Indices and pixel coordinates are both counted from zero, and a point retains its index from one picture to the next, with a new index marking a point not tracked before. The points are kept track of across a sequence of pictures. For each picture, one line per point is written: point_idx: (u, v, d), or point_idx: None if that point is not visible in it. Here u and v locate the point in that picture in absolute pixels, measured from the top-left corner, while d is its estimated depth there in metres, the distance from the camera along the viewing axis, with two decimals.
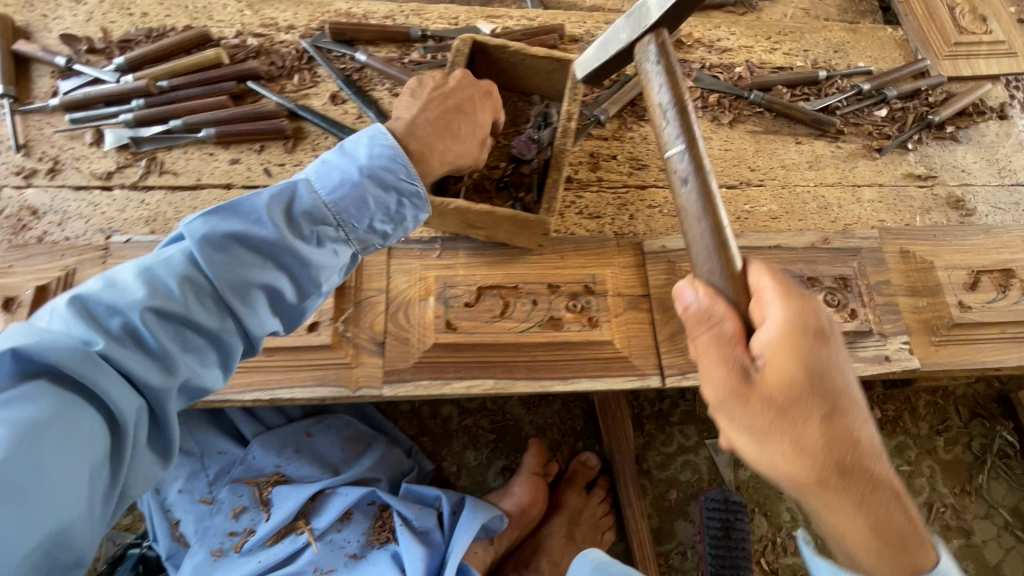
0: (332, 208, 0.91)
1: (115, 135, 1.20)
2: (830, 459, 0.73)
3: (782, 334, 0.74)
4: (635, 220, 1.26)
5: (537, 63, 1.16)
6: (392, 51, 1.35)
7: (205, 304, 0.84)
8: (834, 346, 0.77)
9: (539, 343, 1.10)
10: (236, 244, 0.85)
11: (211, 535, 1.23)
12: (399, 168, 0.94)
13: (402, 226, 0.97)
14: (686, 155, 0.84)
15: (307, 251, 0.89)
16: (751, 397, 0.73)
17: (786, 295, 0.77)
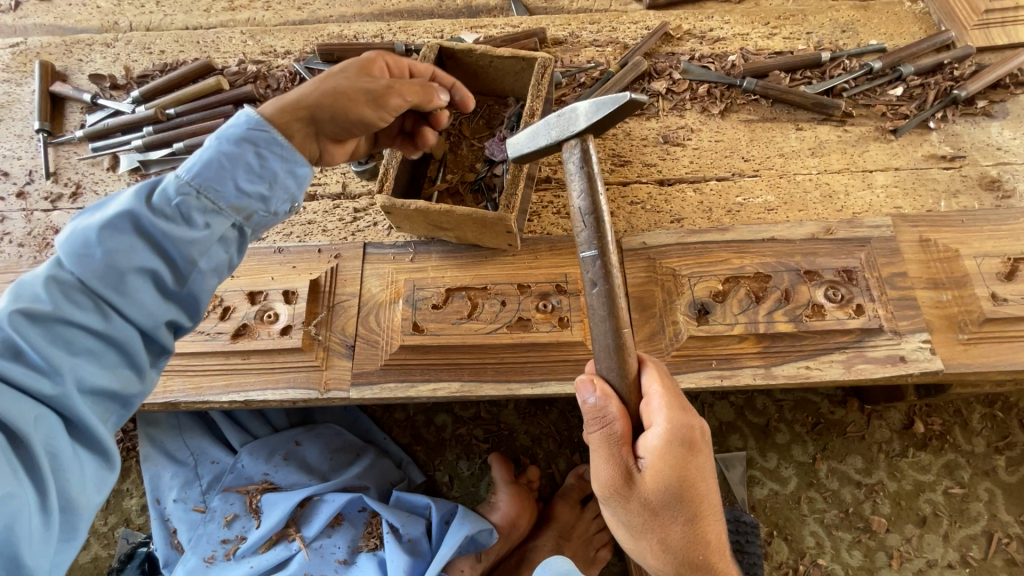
0: (193, 180, 0.82)
1: (128, 160, 1.32)
2: (685, 555, 0.93)
3: (661, 441, 0.88)
4: (615, 218, 1.21)
5: (504, 64, 1.16)
6: None
7: (78, 304, 0.78)
8: (705, 451, 0.93)
9: (506, 344, 1.07)
10: (115, 226, 0.79)
11: (206, 541, 1.28)
12: (275, 139, 0.87)
13: (283, 192, 0.88)
14: (597, 260, 0.88)
15: (180, 229, 0.81)
16: (631, 497, 0.90)
17: (671, 403, 0.91)
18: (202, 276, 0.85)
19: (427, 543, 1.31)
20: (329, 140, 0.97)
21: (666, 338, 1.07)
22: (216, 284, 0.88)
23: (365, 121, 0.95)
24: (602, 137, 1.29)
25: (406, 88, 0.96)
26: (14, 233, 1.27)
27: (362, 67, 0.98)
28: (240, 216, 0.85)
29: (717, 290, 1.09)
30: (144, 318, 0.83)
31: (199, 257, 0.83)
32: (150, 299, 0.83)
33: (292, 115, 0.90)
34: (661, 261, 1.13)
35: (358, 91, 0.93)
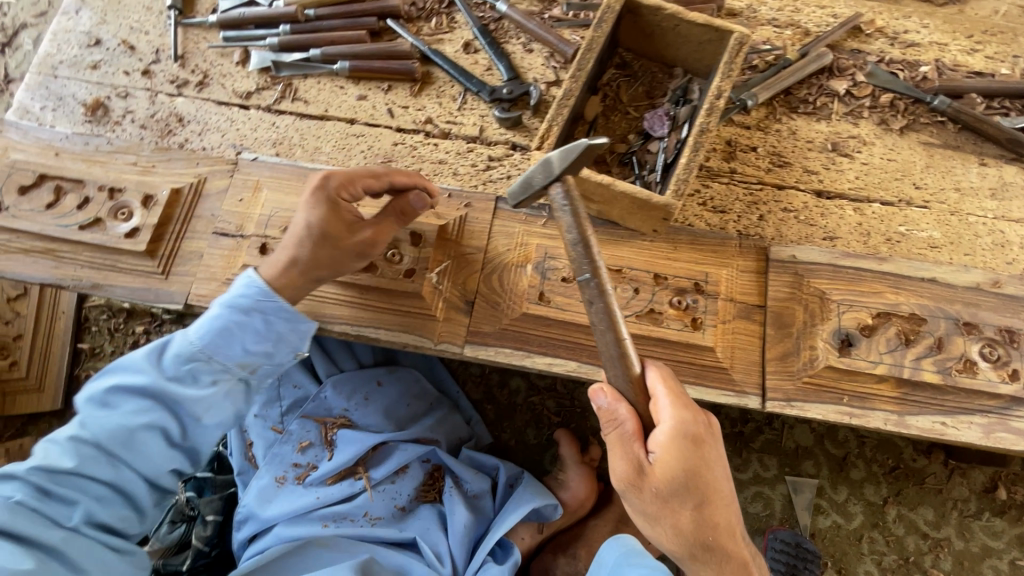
0: (203, 346, 0.92)
1: (259, 57, 1.24)
2: (699, 539, 0.89)
3: (669, 435, 0.87)
4: (764, 222, 1.13)
5: (692, 31, 1.06)
6: (533, 4, 1.29)
7: (91, 466, 0.89)
8: (714, 441, 0.91)
9: (633, 334, 1.03)
10: (126, 394, 0.91)
11: (280, 461, 1.30)
12: (279, 302, 0.95)
13: (290, 348, 0.97)
14: (591, 282, 0.88)
15: (180, 388, 0.91)
16: (644, 487, 0.88)
17: (677, 397, 0.89)
18: (212, 423, 0.95)
19: (489, 503, 1.35)
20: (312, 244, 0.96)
21: (801, 361, 1.01)
22: (237, 400, 0.97)
23: (343, 267, 0.99)
24: (764, 130, 1.19)
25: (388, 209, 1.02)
26: (136, 113, 1.22)
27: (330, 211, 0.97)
28: (245, 371, 0.95)
29: (866, 323, 1.02)
30: (163, 444, 0.92)
31: (204, 409, 0.93)
32: (160, 443, 0.92)
33: (282, 273, 0.96)
34: (810, 280, 1.06)
35: (358, 242, 0.98)
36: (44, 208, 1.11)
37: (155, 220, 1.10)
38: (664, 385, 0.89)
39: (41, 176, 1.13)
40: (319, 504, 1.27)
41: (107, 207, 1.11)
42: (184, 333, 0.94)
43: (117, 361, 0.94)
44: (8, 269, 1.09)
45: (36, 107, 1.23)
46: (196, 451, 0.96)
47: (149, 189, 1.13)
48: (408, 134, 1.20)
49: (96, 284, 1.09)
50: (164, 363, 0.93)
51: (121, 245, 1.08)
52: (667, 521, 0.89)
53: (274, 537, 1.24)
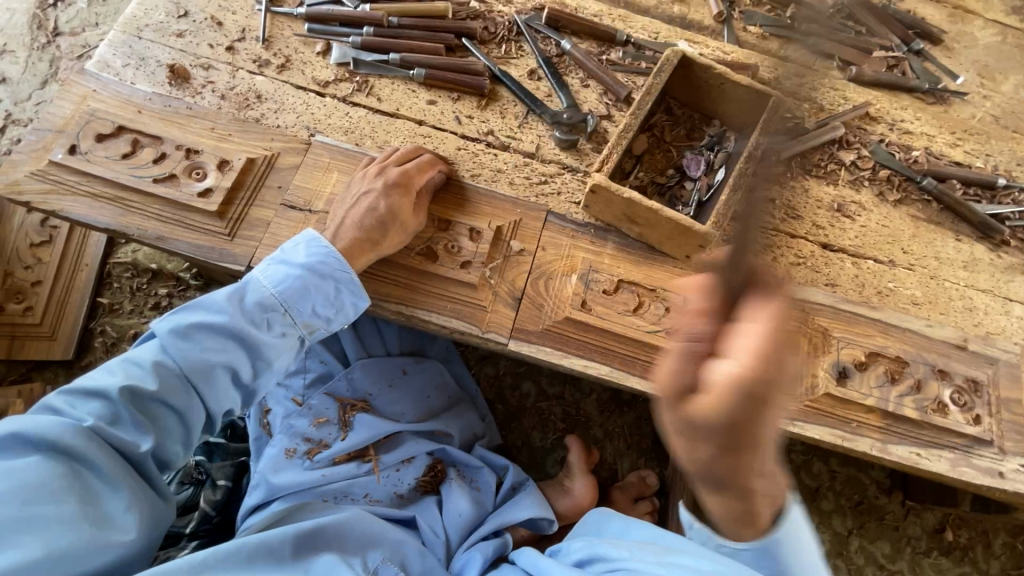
0: (279, 297, 1.04)
1: (341, 52, 1.34)
2: (716, 474, 0.78)
3: (726, 378, 0.72)
4: (777, 263, 1.28)
5: (734, 90, 1.22)
6: (592, 45, 1.44)
7: (168, 392, 0.96)
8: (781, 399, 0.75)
9: (661, 348, 1.15)
10: (208, 330, 0.98)
11: (293, 433, 1.34)
12: (352, 277, 1.07)
13: (347, 317, 1.09)
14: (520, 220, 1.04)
15: (256, 334, 1.01)
16: (683, 407, 0.77)
17: (763, 348, 0.74)
18: (270, 374, 1.06)
19: (490, 498, 1.41)
20: (389, 214, 1.11)
21: (803, 386, 1.16)
22: (293, 357, 1.09)
23: (401, 243, 1.14)
24: (782, 184, 1.36)
25: (441, 207, 1.21)
26: (217, 84, 1.29)
27: (404, 194, 1.14)
28: (306, 331, 1.07)
29: (859, 360, 1.18)
30: (228, 382, 1.02)
31: (270, 357, 1.04)
32: (225, 381, 1.01)
33: (359, 247, 1.09)
34: (814, 317, 1.22)
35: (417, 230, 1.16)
36: (120, 158, 1.16)
37: (229, 184, 1.16)
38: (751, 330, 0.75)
39: (120, 127, 1.19)
40: (325, 481, 1.31)
41: (183, 165, 1.17)
42: (259, 285, 1.03)
43: (196, 299, 1.00)
44: (75, 211, 1.13)
45: (117, 63, 1.28)
46: (251, 394, 1.07)
47: (225, 155, 1.20)
48: (471, 141, 1.32)
49: (163, 237, 1.13)
50: (244, 307, 1.02)
51: (193, 203, 1.14)
52: (685, 441, 0.78)
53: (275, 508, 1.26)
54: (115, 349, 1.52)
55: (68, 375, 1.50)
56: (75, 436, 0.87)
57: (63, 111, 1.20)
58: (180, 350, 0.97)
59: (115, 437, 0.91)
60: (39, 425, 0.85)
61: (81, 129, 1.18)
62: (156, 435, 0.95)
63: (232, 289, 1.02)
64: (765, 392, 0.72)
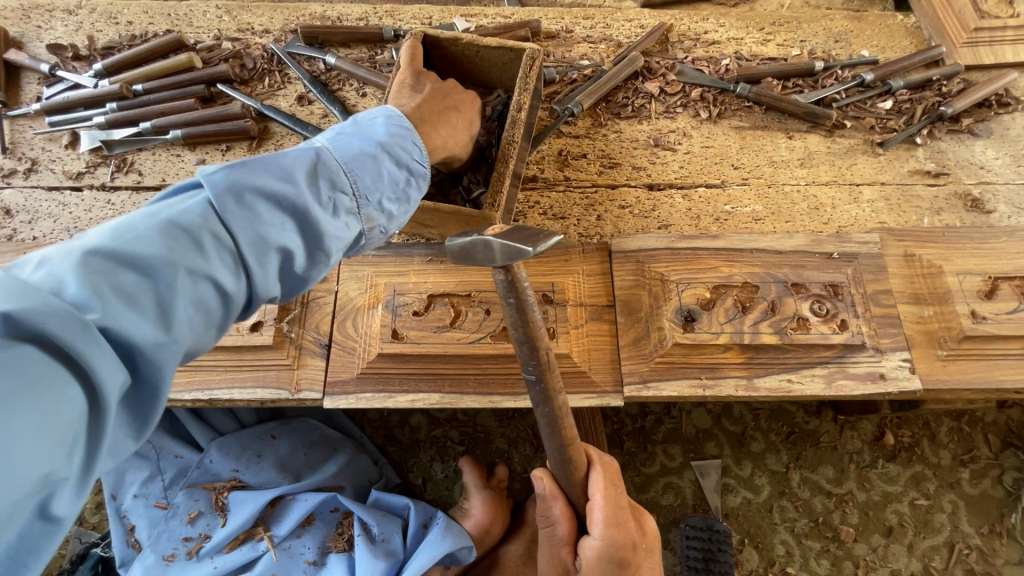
0: (256, 198, 0.72)
1: (89, 137, 1.23)
2: None
3: (594, 551, 1.00)
4: (602, 221, 1.19)
5: (492, 54, 1.12)
6: (362, 51, 1.34)
7: (134, 300, 0.61)
8: (642, 553, 1.06)
9: (490, 355, 1.04)
10: (168, 235, 0.65)
11: (167, 538, 1.23)
12: (331, 177, 0.80)
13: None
14: (535, 386, 0.80)
15: (244, 238, 0.70)
16: None
17: (610, 517, 1.00)
18: (269, 279, 0.74)
19: (403, 542, 1.30)
20: None
21: (651, 343, 1.06)
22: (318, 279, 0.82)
23: None
24: (592, 136, 1.26)
25: None
26: None
27: None
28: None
29: (704, 298, 1.08)
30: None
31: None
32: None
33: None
34: (651, 265, 1.12)
35: None
36: None
37: None
38: (604, 499, 0.99)
39: None
40: (215, 575, 1.20)
41: None
42: (247, 185, 0.71)
43: (123, 219, 0.65)
44: None
45: None
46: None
47: None
48: None
49: None
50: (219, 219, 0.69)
51: None
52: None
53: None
54: None
55: None
56: None
57: None
58: (125, 239, 0.62)
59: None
60: None
61: None
62: (117, 293, 0.60)
63: (223, 179, 0.71)
64: (626, 552, 1.01)
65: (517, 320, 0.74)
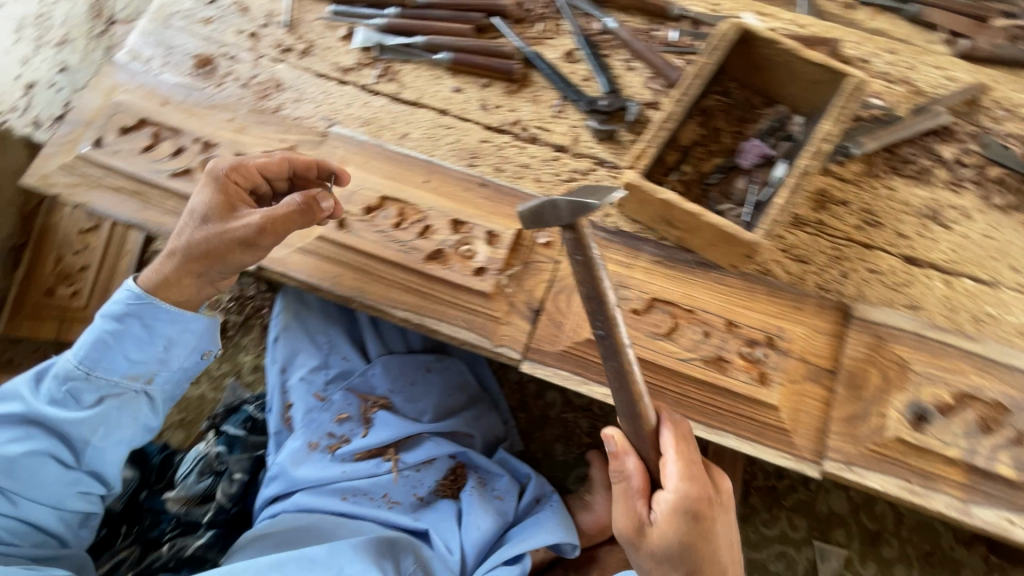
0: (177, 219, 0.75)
1: (365, 36, 1.27)
2: None
3: (669, 504, 0.91)
4: (846, 280, 1.10)
5: (804, 70, 1.03)
6: (640, 22, 1.29)
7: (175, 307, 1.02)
8: (720, 513, 0.94)
9: (697, 379, 1.00)
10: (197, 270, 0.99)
11: (316, 427, 1.33)
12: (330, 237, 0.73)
13: (178, 354, 1.06)
14: (605, 340, 0.86)
15: None
16: (641, 545, 0.94)
17: (687, 470, 0.91)
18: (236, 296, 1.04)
19: (512, 507, 1.35)
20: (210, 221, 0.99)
21: (867, 426, 0.98)
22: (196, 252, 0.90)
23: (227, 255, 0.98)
24: (859, 185, 1.16)
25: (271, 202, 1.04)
26: (238, 73, 1.25)
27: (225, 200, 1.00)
28: (139, 381, 1.05)
29: (944, 401, 0.98)
30: (57, 469, 1.04)
31: (89, 425, 1.04)
32: (56, 467, 1.04)
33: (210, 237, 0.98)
34: (889, 344, 1.03)
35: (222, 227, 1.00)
36: (141, 150, 1.15)
37: None
38: (676, 454, 0.91)
39: (143, 120, 1.17)
40: (343, 477, 1.29)
41: (198, 159, 1.14)
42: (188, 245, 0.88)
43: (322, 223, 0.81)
44: (96, 204, 1.13)
45: (144, 51, 1.26)
46: (99, 468, 1.09)
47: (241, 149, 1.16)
48: (496, 133, 1.21)
49: None
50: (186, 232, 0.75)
51: None
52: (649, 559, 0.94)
53: (293, 501, 1.27)
54: None
55: None
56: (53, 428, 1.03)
57: (93, 103, 1.20)
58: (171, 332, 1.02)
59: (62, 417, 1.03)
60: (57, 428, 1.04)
61: (107, 121, 1.17)
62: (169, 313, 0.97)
63: None
64: (701, 508, 0.91)
65: (580, 258, 0.81)
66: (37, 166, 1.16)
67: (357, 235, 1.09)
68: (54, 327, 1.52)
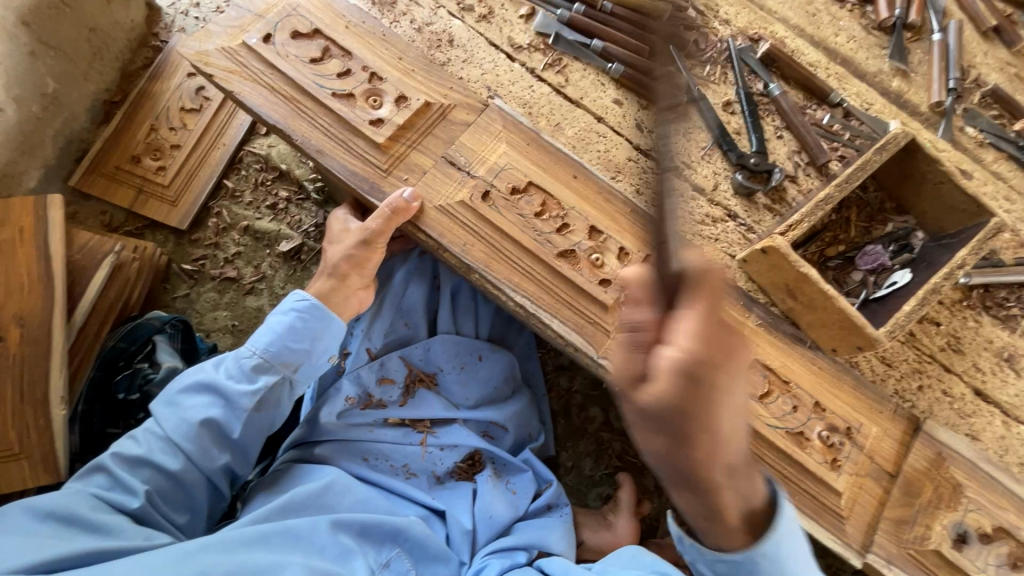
0: (263, 356, 1.10)
1: (545, 22, 1.27)
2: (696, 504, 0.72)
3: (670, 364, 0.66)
4: (920, 394, 1.18)
5: (951, 195, 1.11)
6: (799, 96, 1.33)
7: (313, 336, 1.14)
8: (728, 379, 0.68)
9: (775, 447, 1.06)
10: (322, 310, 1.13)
11: (358, 383, 1.31)
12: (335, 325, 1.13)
13: (323, 348, 1.14)
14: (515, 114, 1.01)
15: (292, 324, 1.11)
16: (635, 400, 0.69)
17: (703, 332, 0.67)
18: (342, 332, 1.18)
19: (524, 502, 1.35)
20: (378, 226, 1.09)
21: (914, 533, 1.06)
22: (315, 307, 1.12)
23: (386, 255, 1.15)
24: (954, 311, 1.22)
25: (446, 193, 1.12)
26: (415, 16, 1.26)
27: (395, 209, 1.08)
28: (287, 370, 1.13)
29: (985, 531, 1.06)
30: (216, 439, 1.08)
31: (250, 402, 1.09)
32: (211, 438, 1.08)
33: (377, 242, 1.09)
34: (951, 466, 1.10)
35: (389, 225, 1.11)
36: (308, 60, 1.14)
37: (401, 121, 1.13)
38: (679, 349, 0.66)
39: (316, 31, 1.16)
40: (373, 440, 1.30)
41: (363, 88, 1.14)
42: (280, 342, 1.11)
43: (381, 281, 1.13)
44: (248, 98, 1.12)
45: None
46: (244, 448, 1.12)
47: (404, 91, 1.15)
48: (643, 156, 1.25)
49: (322, 152, 1.11)
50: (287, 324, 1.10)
51: (362, 128, 1.11)
52: (641, 429, 0.70)
53: (319, 451, 1.28)
54: (224, 234, 1.53)
55: (177, 242, 1.53)
56: (199, 413, 1.07)
57: None
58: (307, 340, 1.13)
59: (214, 400, 1.08)
60: (203, 408, 1.08)
61: (280, 20, 1.15)
62: (316, 325, 1.12)
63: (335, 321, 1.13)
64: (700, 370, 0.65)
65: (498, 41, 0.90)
66: (198, 41, 1.14)
67: (498, 211, 1.11)
68: (131, 195, 1.49)
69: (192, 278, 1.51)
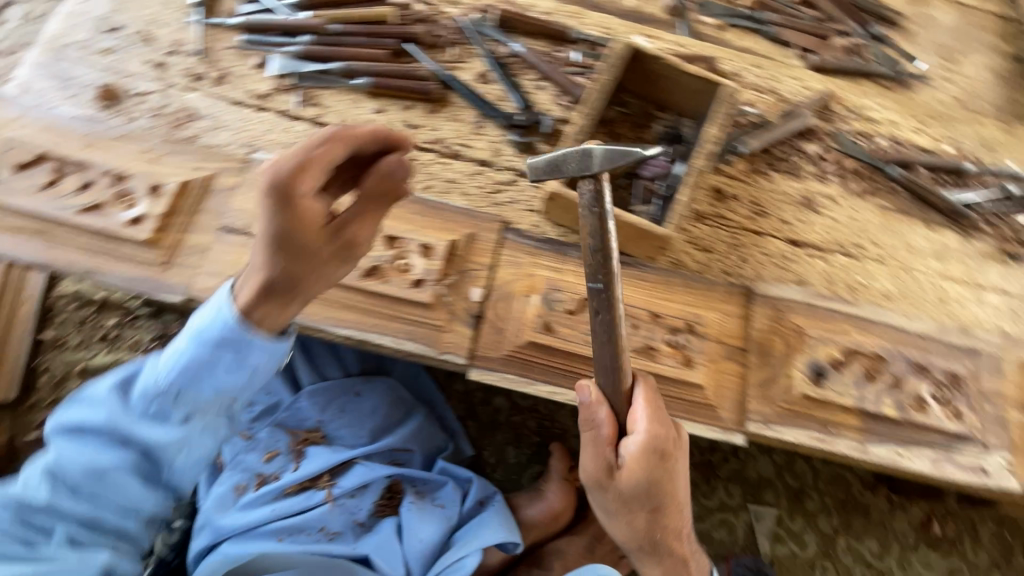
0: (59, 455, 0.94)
1: (281, 63, 1.27)
2: (646, 537, 1.07)
3: (641, 445, 0.99)
4: (745, 264, 1.23)
5: (686, 81, 1.18)
6: (544, 46, 1.39)
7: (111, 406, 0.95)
8: (678, 453, 1.04)
9: (631, 369, 1.10)
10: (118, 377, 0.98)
11: (244, 468, 1.30)
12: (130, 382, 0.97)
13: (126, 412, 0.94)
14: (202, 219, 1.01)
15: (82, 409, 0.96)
16: (607, 487, 1.04)
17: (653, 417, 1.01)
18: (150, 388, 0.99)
19: (455, 510, 1.34)
20: None
21: (778, 387, 1.12)
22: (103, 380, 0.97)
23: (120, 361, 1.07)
24: (747, 180, 1.31)
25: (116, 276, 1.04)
26: (147, 102, 1.21)
27: None
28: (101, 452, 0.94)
29: (836, 358, 1.14)
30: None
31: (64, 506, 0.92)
32: None
33: None
34: (789, 315, 1.18)
35: None
36: (43, 188, 1.09)
37: (163, 210, 1.10)
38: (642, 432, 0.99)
39: (43, 155, 1.12)
40: (275, 516, 1.24)
41: (112, 193, 1.11)
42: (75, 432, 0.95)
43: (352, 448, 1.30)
44: None
45: (37, 85, 1.20)
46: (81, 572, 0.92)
47: (158, 179, 1.13)
48: (421, 151, 1.26)
49: (90, 270, 1.07)
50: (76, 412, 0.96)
51: (122, 233, 1.08)
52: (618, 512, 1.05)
53: (220, 551, 1.21)
54: (61, 386, 1.44)
55: (12, 415, 1.42)
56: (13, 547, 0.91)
57: None
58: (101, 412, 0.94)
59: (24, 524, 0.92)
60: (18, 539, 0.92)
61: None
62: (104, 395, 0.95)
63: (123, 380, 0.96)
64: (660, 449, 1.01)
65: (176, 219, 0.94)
66: None
67: None
68: None
69: (42, 446, 1.41)
